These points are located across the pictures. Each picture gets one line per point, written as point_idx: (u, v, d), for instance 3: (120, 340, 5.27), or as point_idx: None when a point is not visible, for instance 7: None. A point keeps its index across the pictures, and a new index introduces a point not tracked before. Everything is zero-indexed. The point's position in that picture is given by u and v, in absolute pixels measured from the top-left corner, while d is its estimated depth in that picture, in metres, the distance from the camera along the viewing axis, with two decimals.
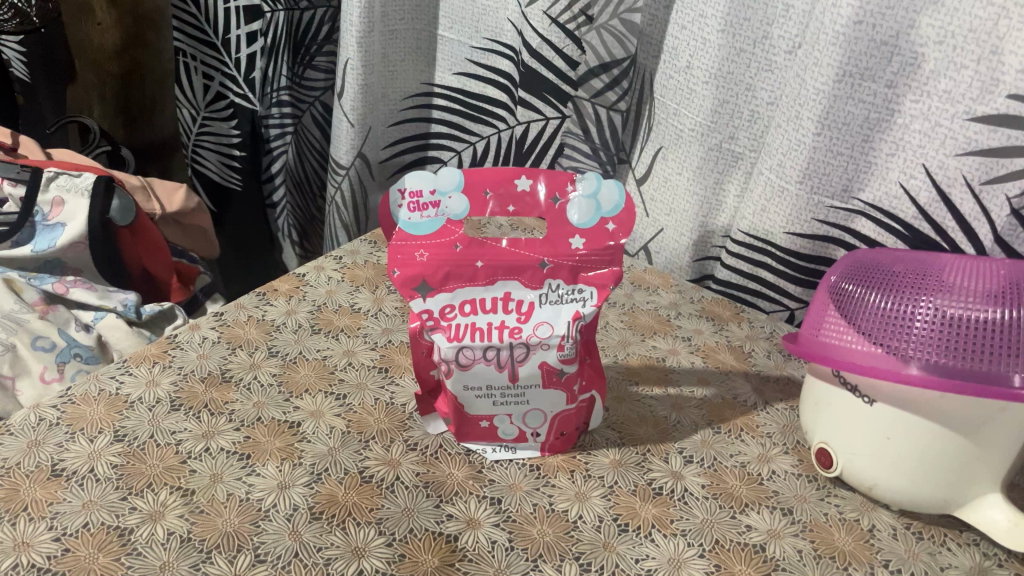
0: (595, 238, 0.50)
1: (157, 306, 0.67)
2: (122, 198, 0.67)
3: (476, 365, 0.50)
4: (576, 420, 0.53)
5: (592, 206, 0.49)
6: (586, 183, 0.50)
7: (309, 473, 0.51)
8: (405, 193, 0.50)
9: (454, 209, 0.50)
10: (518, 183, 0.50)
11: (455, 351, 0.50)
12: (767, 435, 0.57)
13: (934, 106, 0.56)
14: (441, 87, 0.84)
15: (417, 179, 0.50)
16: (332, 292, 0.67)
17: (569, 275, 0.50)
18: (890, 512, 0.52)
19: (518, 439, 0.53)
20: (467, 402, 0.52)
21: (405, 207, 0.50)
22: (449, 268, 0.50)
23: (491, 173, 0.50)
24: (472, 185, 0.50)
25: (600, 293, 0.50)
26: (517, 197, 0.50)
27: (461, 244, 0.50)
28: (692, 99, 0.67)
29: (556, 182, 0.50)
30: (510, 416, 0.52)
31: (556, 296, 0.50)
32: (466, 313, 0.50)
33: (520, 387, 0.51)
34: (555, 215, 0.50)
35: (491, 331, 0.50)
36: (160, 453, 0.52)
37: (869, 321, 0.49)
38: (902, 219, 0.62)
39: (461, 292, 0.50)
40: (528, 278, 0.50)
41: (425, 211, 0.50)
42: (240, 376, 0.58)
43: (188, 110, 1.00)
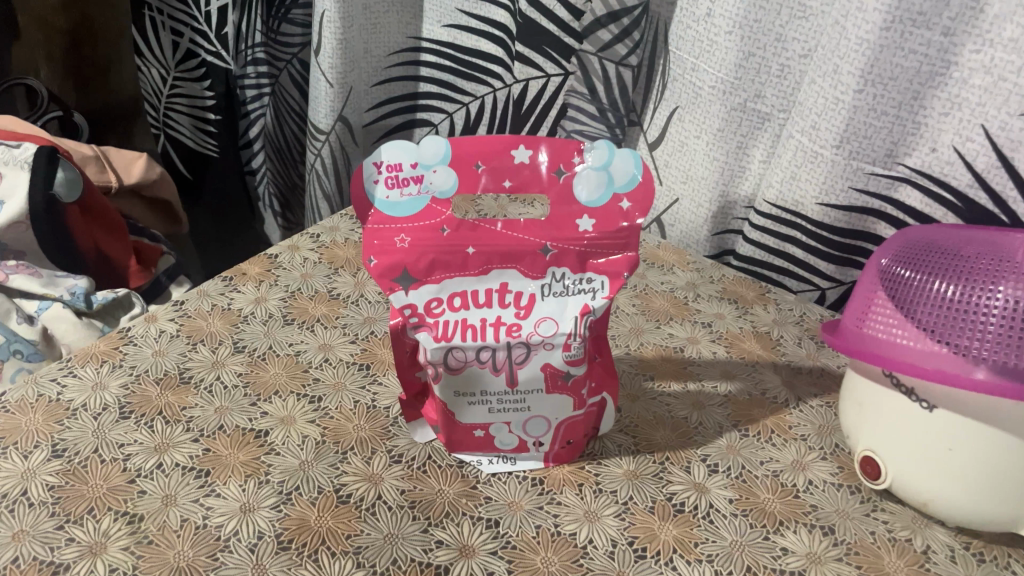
0: (606, 218, 0.42)
1: (110, 293, 0.59)
2: (67, 171, 0.59)
3: (468, 368, 0.43)
4: (584, 427, 0.46)
5: (602, 181, 0.42)
6: (597, 153, 0.42)
7: (276, 493, 0.44)
8: (381, 167, 0.42)
9: (440, 185, 0.42)
10: (516, 154, 0.42)
11: (443, 352, 0.42)
12: (801, 438, 0.50)
13: (998, 58, 0.48)
14: (429, 41, 0.75)
15: (396, 151, 0.42)
16: (308, 275, 0.60)
17: (576, 262, 0.43)
18: (946, 529, 0.46)
19: (518, 450, 0.47)
20: (459, 409, 0.45)
21: (383, 183, 0.42)
22: (435, 255, 0.42)
23: (483, 142, 0.42)
24: (461, 157, 0.42)
25: (612, 283, 0.43)
26: (514, 170, 0.42)
27: (449, 227, 0.42)
28: (713, 52, 0.58)
29: (560, 151, 0.42)
30: (509, 424, 0.45)
31: (562, 288, 0.43)
32: (456, 308, 0.43)
33: (521, 392, 0.44)
34: (559, 191, 0.43)
35: (486, 328, 0.42)
36: (105, 471, 0.45)
37: (927, 314, 0.41)
38: (954, 187, 0.54)
39: (450, 283, 0.43)
40: (528, 266, 0.43)
41: (406, 188, 0.42)
42: (200, 378, 0.51)
43: (157, 70, 0.92)
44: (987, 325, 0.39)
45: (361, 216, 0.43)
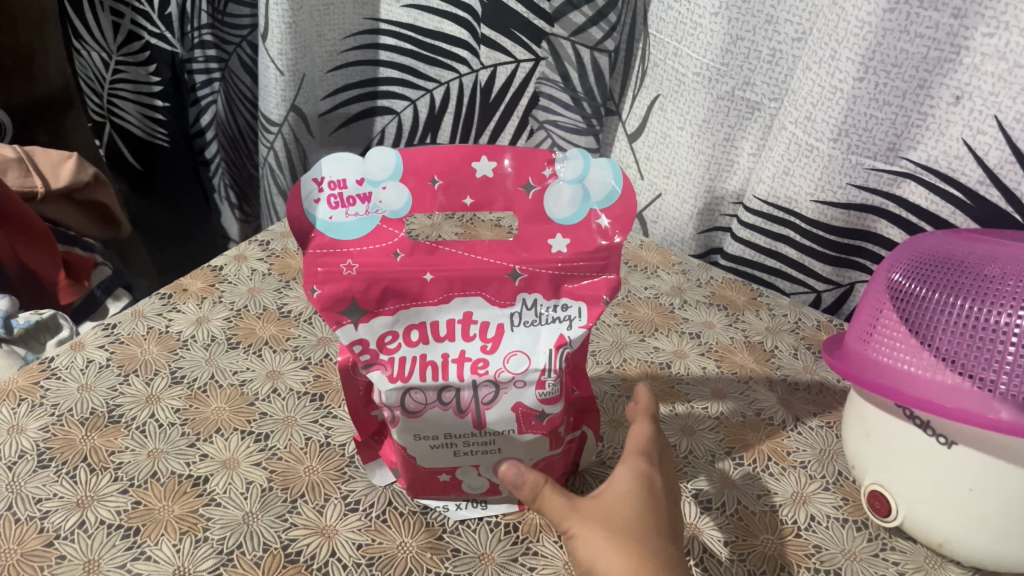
0: (581, 238, 0.37)
1: (34, 316, 0.54)
2: None
3: (428, 412, 0.38)
4: (563, 466, 0.42)
5: (578, 196, 0.37)
6: (570, 164, 0.37)
7: (215, 553, 0.39)
8: (322, 183, 0.36)
9: (390, 204, 0.37)
10: (477, 166, 0.37)
11: (400, 394, 0.37)
12: (801, 465, 0.46)
13: (1014, 42, 0.43)
14: (387, 22, 0.69)
15: (339, 165, 0.36)
16: (256, 290, 0.55)
17: (550, 288, 0.38)
18: (963, 570, 0.41)
19: (489, 492, 0.42)
20: (420, 454, 0.39)
21: (323, 203, 0.37)
22: (387, 282, 0.37)
23: (441, 154, 0.36)
24: (414, 171, 0.37)
25: (590, 310, 0.38)
26: (476, 184, 0.37)
27: (403, 251, 0.37)
28: (696, 35, 0.53)
29: (528, 162, 0.37)
30: (478, 466, 0.40)
31: (535, 318, 0.38)
32: (413, 342, 0.37)
33: (491, 435, 0.39)
34: (528, 207, 0.37)
35: (448, 366, 0.37)
36: (19, 533, 0.39)
37: (946, 339, 0.37)
38: (963, 184, 0.49)
39: (406, 314, 0.37)
40: (495, 293, 0.37)
41: (351, 208, 0.37)
42: (132, 416, 0.45)
43: (97, 53, 0.83)
44: (1013, 355, 0.34)
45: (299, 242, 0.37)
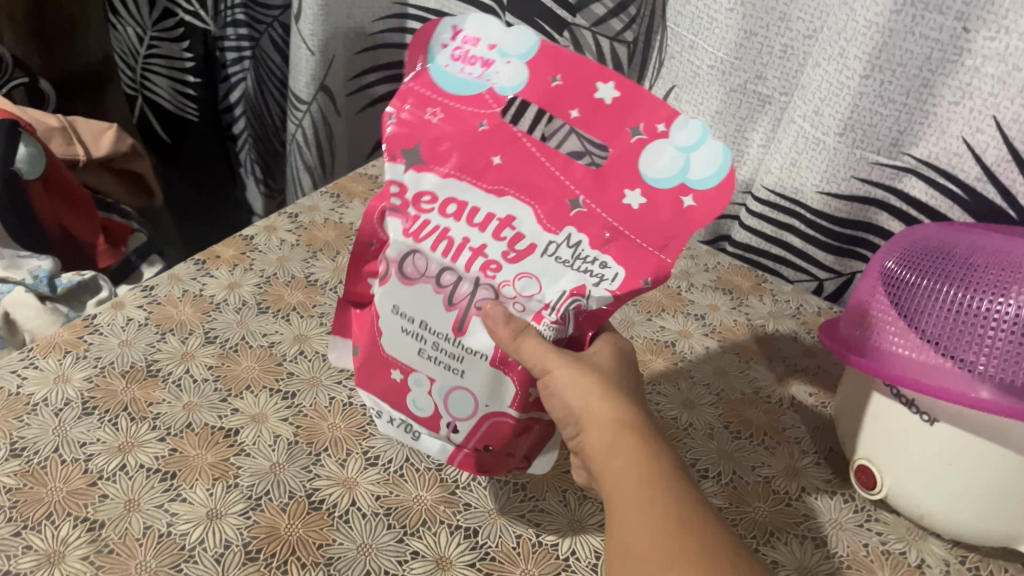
0: (657, 203, 0.36)
1: (76, 276, 0.58)
2: (31, 146, 0.56)
3: (419, 282, 0.38)
4: (513, 441, 0.39)
5: (676, 161, 0.36)
6: (687, 133, 0.37)
7: (245, 498, 0.42)
8: (460, 36, 0.41)
9: (501, 78, 0.39)
10: (598, 89, 0.38)
11: (404, 252, 0.38)
12: (795, 440, 0.49)
13: (1014, 46, 0.46)
14: (416, 7, 0.71)
15: (480, 26, 0.41)
16: (284, 259, 0.58)
17: (599, 236, 0.36)
18: (942, 542, 0.44)
19: (429, 424, 0.40)
20: (389, 329, 0.39)
21: (450, 51, 0.41)
22: (451, 145, 0.38)
23: (573, 65, 0.39)
24: (539, 66, 0.39)
25: (627, 280, 0.35)
26: (589, 103, 0.38)
27: (486, 125, 0.38)
28: (712, 30, 0.55)
29: (650, 113, 0.38)
30: (432, 383, 0.38)
31: (569, 258, 0.36)
32: (444, 212, 0.38)
33: (461, 350, 0.37)
34: (628, 149, 0.37)
35: (465, 251, 0.37)
36: (65, 473, 0.43)
37: (937, 324, 0.39)
38: (961, 180, 0.52)
39: (453, 185, 0.38)
40: (547, 211, 0.37)
41: (468, 66, 0.40)
42: (168, 371, 0.48)
43: (133, 28, 0.87)
44: (993, 339, 0.37)
45: (415, 75, 0.41)
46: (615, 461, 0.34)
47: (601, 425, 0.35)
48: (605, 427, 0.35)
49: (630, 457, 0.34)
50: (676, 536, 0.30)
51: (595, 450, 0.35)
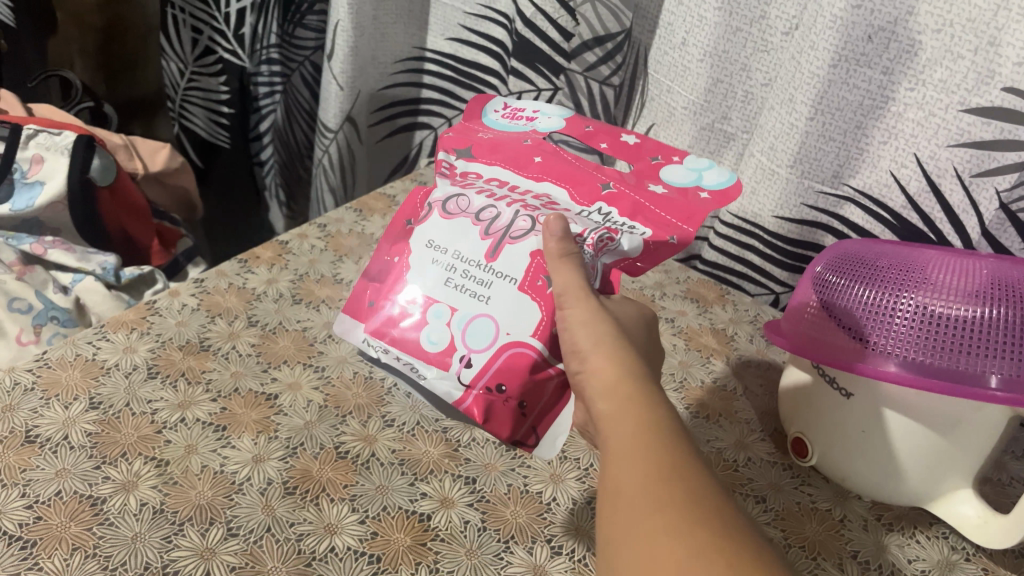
0: (673, 194, 0.53)
1: (135, 270, 0.72)
2: (103, 159, 0.69)
3: (460, 217, 0.52)
4: (524, 383, 0.48)
5: (688, 176, 0.55)
6: (694, 163, 0.56)
7: (284, 447, 0.51)
8: (507, 107, 0.61)
9: (546, 124, 0.58)
10: (626, 137, 0.58)
11: (453, 195, 0.54)
12: (745, 421, 0.58)
13: (929, 96, 0.56)
14: (432, 51, 0.83)
15: (528, 103, 0.61)
16: (314, 261, 0.67)
17: (629, 208, 0.52)
18: (863, 503, 0.53)
19: (442, 360, 0.49)
20: (426, 264, 0.52)
21: (503, 112, 0.61)
22: (502, 154, 0.57)
23: (606, 122, 0.59)
24: (574, 120, 0.58)
25: (652, 233, 0.50)
26: (621, 142, 0.57)
27: (531, 142, 0.58)
28: (686, 77, 0.66)
29: (666, 153, 0.57)
30: (454, 314, 0.50)
31: (602, 218, 0.52)
32: (488, 182, 0.55)
33: (490, 274, 0.50)
34: (646, 168, 0.56)
35: (508, 199, 0.53)
36: (136, 422, 0.51)
37: (852, 314, 0.48)
38: (891, 208, 0.62)
39: (500, 171, 0.56)
40: (579, 193, 0.54)
41: (517, 118, 0.60)
42: (218, 346, 0.58)
43: (176, 63, 0.96)
44: (897, 323, 0.46)
45: (470, 120, 0.61)
46: (617, 410, 0.37)
47: (608, 378, 0.39)
48: (611, 373, 0.40)
49: (629, 398, 0.38)
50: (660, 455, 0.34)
51: (601, 403, 0.39)
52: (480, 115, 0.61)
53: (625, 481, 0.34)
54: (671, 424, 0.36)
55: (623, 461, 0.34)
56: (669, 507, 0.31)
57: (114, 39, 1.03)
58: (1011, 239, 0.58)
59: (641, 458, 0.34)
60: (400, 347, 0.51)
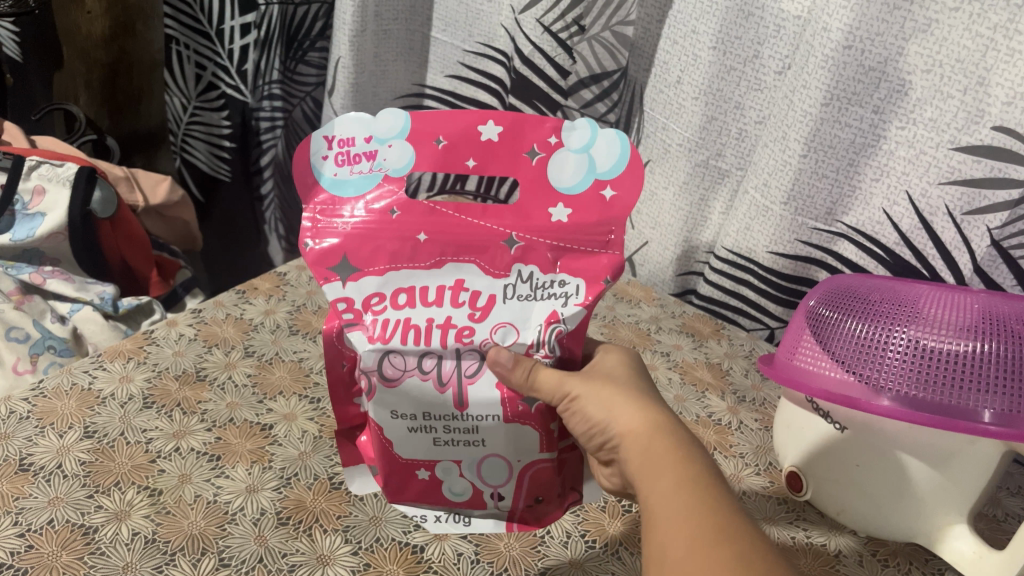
0: (584, 207, 0.43)
1: (133, 301, 0.73)
2: (105, 191, 0.71)
3: (405, 379, 0.42)
4: (552, 483, 0.45)
5: (585, 166, 0.43)
6: (577, 136, 0.44)
7: (277, 477, 0.51)
8: (332, 142, 0.44)
9: (393, 162, 0.44)
10: (485, 130, 0.44)
11: (379, 356, 0.42)
12: (739, 455, 0.58)
13: (920, 134, 0.57)
14: (433, 88, 0.85)
15: (348, 126, 0.44)
16: (312, 292, 0.68)
17: (548, 262, 0.43)
18: (858, 539, 0.53)
19: (474, 503, 0.45)
20: (399, 439, 0.44)
21: (333, 158, 0.44)
22: (383, 246, 0.44)
23: (444, 118, 0.44)
24: (417, 130, 0.44)
25: (589, 287, 0.43)
26: (482, 146, 0.44)
27: (399, 210, 0.44)
28: (681, 114, 0.68)
29: (537, 132, 0.44)
30: (460, 464, 0.44)
31: (529, 291, 0.43)
32: (399, 302, 0.43)
33: (472, 421, 0.43)
34: (534, 172, 0.44)
35: (433, 331, 0.42)
36: (130, 451, 0.51)
37: (844, 348, 0.49)
38: (884, 244, 0.63)
39: (395, 277, 0.43)
40: (489, 262, 0.43)
41: (356, 164, 0.44)
42: (214, 376, 0.58)
43: (179, 99, 0.99)
44: (889, 358, 0.46)
45: (306, 194, 0.45)
46: (652, 468, 0.37)
47: (636, 439, 0.39)
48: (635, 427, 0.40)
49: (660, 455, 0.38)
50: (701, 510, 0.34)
51: (636, 459, 0.39)
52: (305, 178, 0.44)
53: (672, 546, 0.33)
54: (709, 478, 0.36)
55: (664, 524, 0.34)
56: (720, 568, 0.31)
57: (120, 73, 1.05)
58: (1004, 275, 0.58)
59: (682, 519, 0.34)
60: (428, 505, 0.46)
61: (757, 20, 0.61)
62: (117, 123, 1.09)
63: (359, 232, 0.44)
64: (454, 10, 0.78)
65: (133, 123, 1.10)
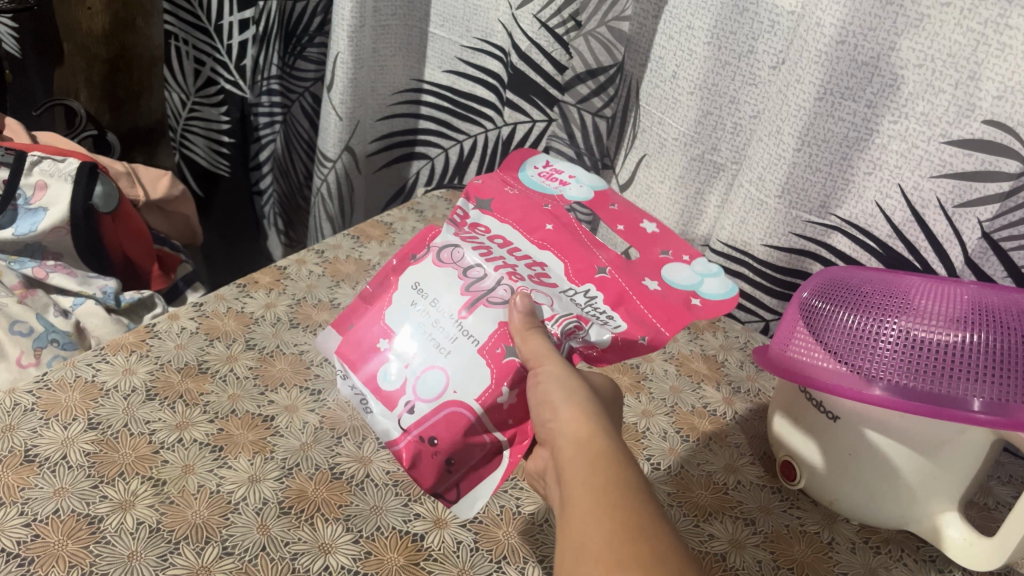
0: (672, 290, 0.53)
1: (136, 295, 0.74)
2: (106, 186, 0.72)
3: (445, 266, 0.52)
4: (457, 440, 0.48)
5: (695, 277, 0.54)
6: (704, 264, 0.55)
7: (280, 467, 0.52)
8: (547, 167, 0.63)
9: (572, 194, 0.59)
10: (645, 225, 0.58)
11: (448, 244, 0.53)
12: (734, 445, 0.59)
13: (912, 128, 0.57)
14: (430, 83, 0.87)
15: (566, 168, 0.63)
16: (312, 286, 0.68)
17: (614, 297, 0.51)
18: (851, 526, 0.54)
19: (393, 399, 0.50)
20: (403, 304, 0.52)
21: (542, 172, 0.62)
22: (517, 211, 0.57)
23: (626, 207, 0.60)
24: (598, 199, 0.60)
25: (629, 328, 0.49)
26: (635, 229, 0.58)
27: (551, 208, 0.58)
28: (677, 109, 0.68)
29: (676, 247, 0.57)
30: (414, 359, 0.50)
31: (585, 301, 0.51)
32: (493, 239, 0.55)
33: (456, 330, 0.49)
34: (655, 260, 0.56)
35: (499, 260, 0.52)
36: (133, 443, 0.52)
37: (837, 339, 0.49)
38: (877, 236, 0.64)
39: (503, 229, 0.56)
40: (575, 270, 0.53)
41: (551, 179, 0.61)
42: (216, 368, 0.58)
43: (178, 95, 0.99)
44: (882, 349, 0.47)
45: (511, 169, 0.62)
46: (585, 473, 0.36)
47: (578, 429, 0.38)
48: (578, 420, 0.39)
49: (595, 452, 0.37)
50: (619, 510, 0.33)
51: (572, 468, 0.36)
52: (519, 169, 0.63)
53: (588, 541, 0.32)
54: (637, 481, 0.35)
55: (583, 520, 0.33)
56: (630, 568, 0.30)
57: (120, 69, 1.06)
58: (994, 267, 0.60)
59: (600, 517, 0.33)
60: (363, 377, 0.52)
61: (752, 15, 0.62)
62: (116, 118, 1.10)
63: (514, 197, 0.58)
64: (453, 7, 0.80)
65: (133, 116, 1.11)
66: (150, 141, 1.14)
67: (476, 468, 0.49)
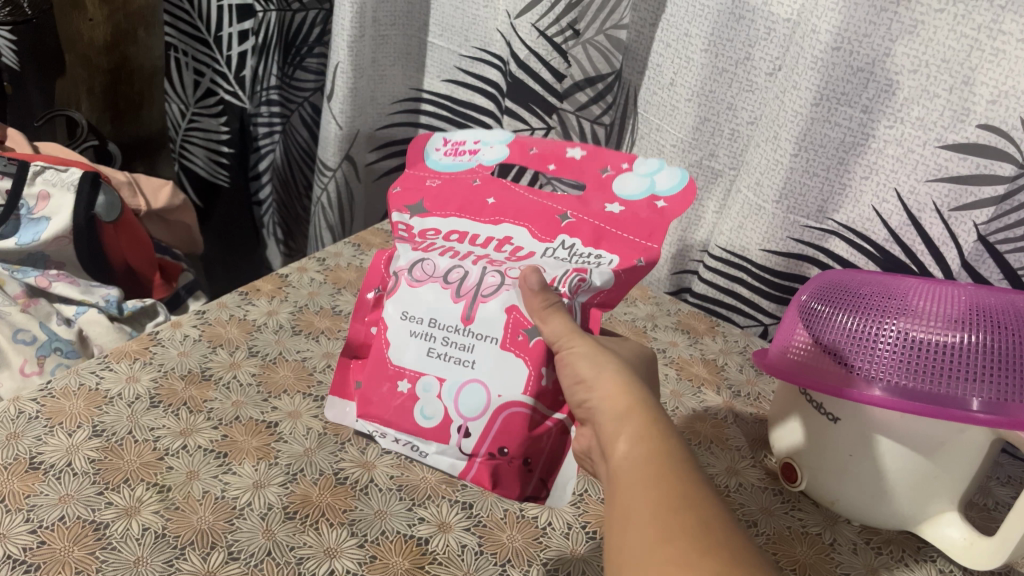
0: (633, 210, 0.56)
1: (138, 303, 0.74)
2: (108, 196, 0.73)
3: (425, 284, 0.52)
4: (523, 440, 0.50)
5: (648, 184, 0.56)
6: (647, 166, 0.57)
7: (285, 473, 0.52)
8: (446, 142, 0.62)
9: (488, 155, 0.60)
10: (570, 151, 0.59)
11: (417, 261, 0.53)
12: (735, 447, 0.59)
13: (908, 133, 0.58)
14: (428, 93, 0.87)
15: (464, 135, 0.62)
16: (314, 293, 0.69)
17: (589, 236, 0.55)
18: (852, 527, 0.54)
19: (440, 435, 0.51)
20: (399, 336, 0.52)
21: (444, 150, 0.62)
22: (453, 201, 0.58)
23: (544, 142, 0.59)
24: (515, 142, 0.60)
25: (618, 258, 0.53)
26: (561, 158, 0.59)
27: (479, 180, 0.59)
28: (674, 116, 0.69)
29: (614, 160, 0.58)
30: (442, 384, 0.50)
31: (568, 253, 0.54)
32: (449, 237, 0.56)
33: (471, 338, 0.50)
34: (602, 181, 0.58)
35: (471, 256, 0.54)
36: (137, 449, 0.52)
37: (837, 340, 0.50)
38: (874, 241, 0.64)
39: (454, 220, 0.57)
40: (540, 230, 0.56)
41: (457, 152, 0.61)
42: (219, 376, 0.59)
43: (177, 105, 0.99)
44: (881, 350, 0.47)
45: (414, 160, 0.61)
46: (632, 446, 0.36)
47: (618, 405, 0.40)
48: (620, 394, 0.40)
49: (640, 426, 0.37)
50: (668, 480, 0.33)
51: (618, 443, 0.37)
52: (423, 157, 0.62)
53: (636, 509, 0.33)
54: (684, 455, 0.35)
55: (632, 489, 0.34)
56: (679, 538, 0.30)
57: (121, 80, 1.07)
58: (990, 269, 0.60)
59: (649, 486, 0.33)
60: (398, 425, 0.52)
61: (748, 22, 0.63)
62: (117, 127, 1.11)
63: (439, 190, 0.59)
64: (453, 16, 0.81)
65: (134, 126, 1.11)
66: (151, 151, 1.14)
67: (551, 457, 0.52)
